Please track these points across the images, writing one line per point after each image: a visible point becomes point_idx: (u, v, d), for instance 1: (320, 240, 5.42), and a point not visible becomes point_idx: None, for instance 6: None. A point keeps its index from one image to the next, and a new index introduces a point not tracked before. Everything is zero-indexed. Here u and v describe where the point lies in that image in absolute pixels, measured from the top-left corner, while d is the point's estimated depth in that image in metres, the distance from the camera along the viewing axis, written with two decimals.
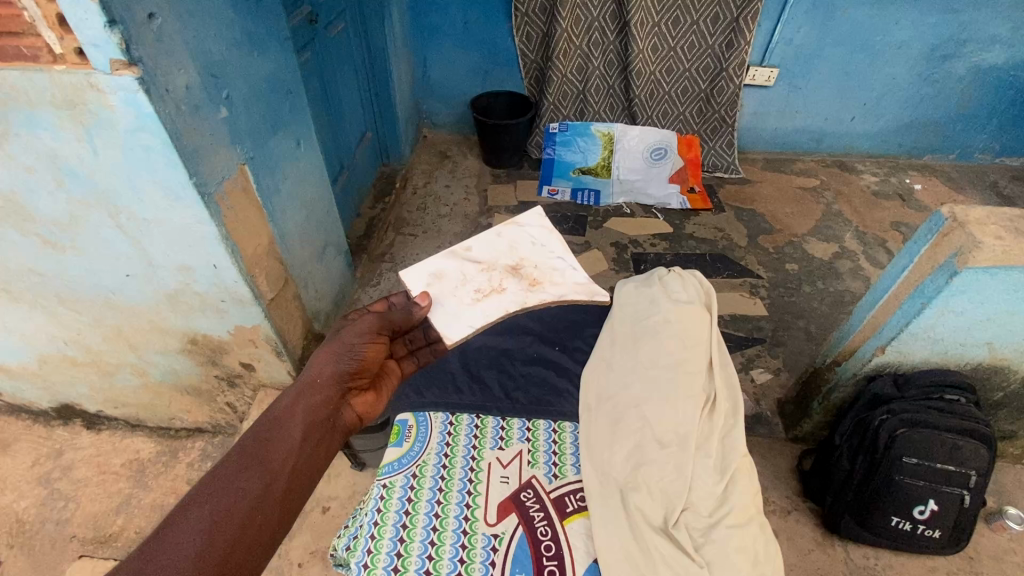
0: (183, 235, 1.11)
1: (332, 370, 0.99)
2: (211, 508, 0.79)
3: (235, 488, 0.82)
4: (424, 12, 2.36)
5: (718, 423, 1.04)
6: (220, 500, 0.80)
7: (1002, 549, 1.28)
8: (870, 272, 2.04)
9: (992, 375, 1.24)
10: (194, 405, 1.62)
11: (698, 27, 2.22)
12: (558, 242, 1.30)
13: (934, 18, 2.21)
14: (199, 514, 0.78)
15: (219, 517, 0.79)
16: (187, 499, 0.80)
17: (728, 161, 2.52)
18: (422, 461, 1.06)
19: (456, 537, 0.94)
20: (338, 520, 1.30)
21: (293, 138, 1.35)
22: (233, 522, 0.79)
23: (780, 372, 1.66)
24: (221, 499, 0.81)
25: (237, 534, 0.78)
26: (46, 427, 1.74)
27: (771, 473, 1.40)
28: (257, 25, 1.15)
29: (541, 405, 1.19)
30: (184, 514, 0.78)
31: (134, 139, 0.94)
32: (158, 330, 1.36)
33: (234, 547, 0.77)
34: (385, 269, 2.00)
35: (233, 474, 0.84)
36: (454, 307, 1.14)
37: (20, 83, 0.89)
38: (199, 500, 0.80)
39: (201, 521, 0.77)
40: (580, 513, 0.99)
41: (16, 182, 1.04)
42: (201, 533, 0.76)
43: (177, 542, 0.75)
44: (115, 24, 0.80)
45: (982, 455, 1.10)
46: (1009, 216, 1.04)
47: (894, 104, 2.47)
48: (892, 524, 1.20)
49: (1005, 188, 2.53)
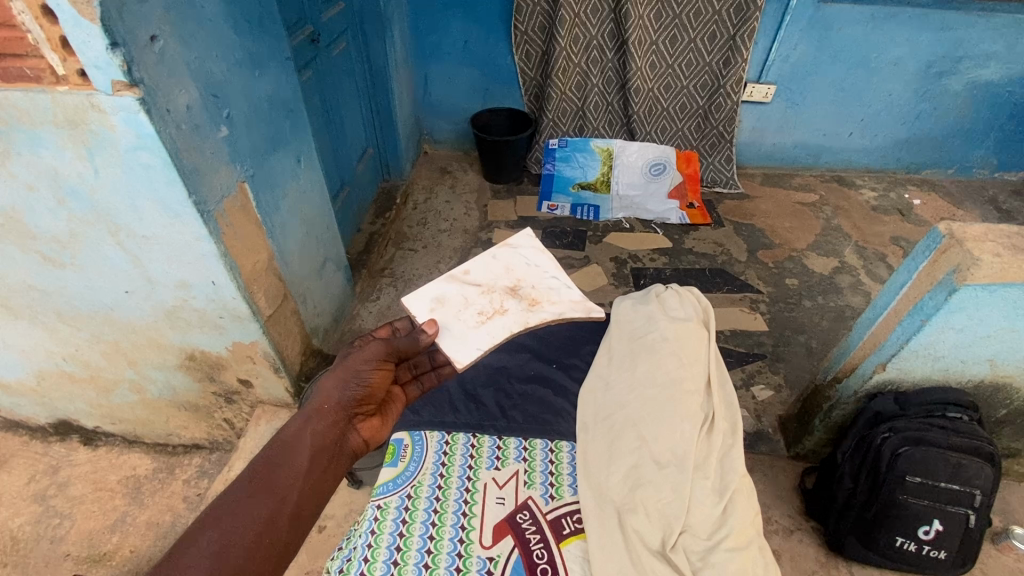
0: (182, 251, 1.11)
1: (340, 397, 0.99)
2: (220, 532, 0.79)
3: (243, 514, 0.82)
4: (425, 32, 2.39)
5: (717, 443, 1.03)
6: (228, 525, 0.80)
7: (1007, 569, 1.26)
8: (870, 287, 2.04)
9: (994, 392, 1.23)
10: (191, 421, 1.60)
11: (696, 45, 2.25)
12: (551, 261, 1.30)
13: (930, 36, 2.22)
14: (209, 538, 0.78)
15: (228, 541, 0.78)
16: (195, 524, 0.80)
17: (727, 177, 2.53)
18: (417, 482, 1.05)
19: (451, 559, 0.93)
20: (334, 539, 1.28)
21: (294, 156, 1.37)
22: (242, 545, 0.79)
23: (781, 389, 1.65)
24: (230, 524, 0.80)
25: (245, 559, 0.78)
26: (44, 443, 1.72)
27: (771, 492, 1.39)
28: (258, 46, 1.16)
29: (539, 424, 1.18)
30: (195, 538, 0.78)
31: (134, 157, 0.95)
32: (157, 346, 1.36)
33: (243, 569, 0.77)
34: (385, 283, 2.00)
35: (242, 499, 0.83)
36: (459, 330, 1.13)
37: (23, 103, 0.91)
38: (210, 524, 0.80)
39: (210, 545, 0.78)
40: (576, 536, 0.98)
41: (17, 200, 1.05)
42: (210, 556, 0.76)
43: (186, 566, 0.74)
44: (116, 46, 0.81)
45: (986, 473, 1.08)
46: (1007, 233, 1.03)
47: (893, 120, 2.49)
48: (897, 544, 1.17)
49: (1005, 203, 2.54)
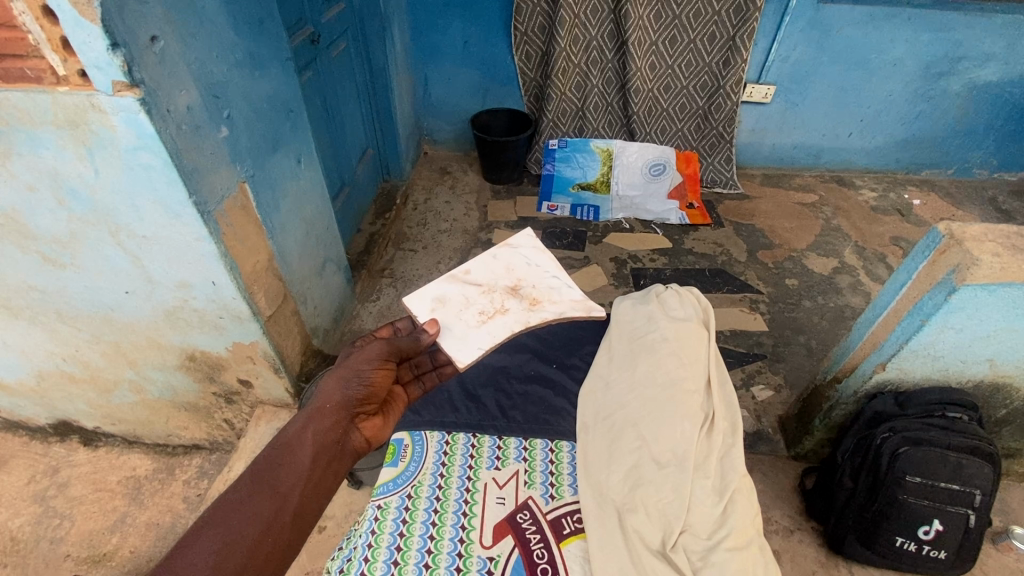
0: (182, 251, 1.11)
1: (341, 396, 0.99)
2: (222, 530, 0.79)
3: (246, 513, 0.82)
4: (424, 32, 2.39)
5: (717, 442, 1.03)
6: (230, 523, 0.80)
7: (1008, 569, 1.26)
8: (870, 287, 2.04)
9: (994, 392, 1.23)
10: (191, 421, 1.60)
11: (695, 46, 2.25)
12: (551, 261, 1.30)
13: (929, 37, 2.23)
14: (210, 537, 0.78)
15: (230, 540, 0.79)
16: (197, 523, 0.80)
17: (727, 177, 2.54)
18: (417, 482, 1.05)
19: (451, 559, 0.93)
20: (334, 539, 1.28)
21: (294, 156, 1.37)
22: (244, 544, 0.79)
23: (780, 389, 1.65)
24: (232, 523, 0.80)
25: (246, 558, 0.78)
26: (44, 444, 1.72)
27: (772, 492, 1.39)
28: (258, 46, 1.16)
29: (539, 424, 1.18)
30: (197, 537, 0.78)
31: (135, 158, 0.95)
32: (157, 347, 1.36)
33: (244, 568, 0.77)
34: (385, 284, 2.01)
35: (244, 498, 0.83)
36: (460, 330, 1.13)
37: (23, 104, 0.91)
38: (212, 522, 0.80)
39: (213, 544, 0.78)
40: (577, 535, 0.98)
41: (17, 200, 1.05)
42: (212, 555, 0.76)
43: (188, 565, 0.74)
44: (117, 47, 0.81)
45: (985, 473, 1.09)
46: (1007, 232, 1.03)
47: (892, 121, 2.49)
48: (896, 544, 1.17)
49: (1004, 203, 2.54)
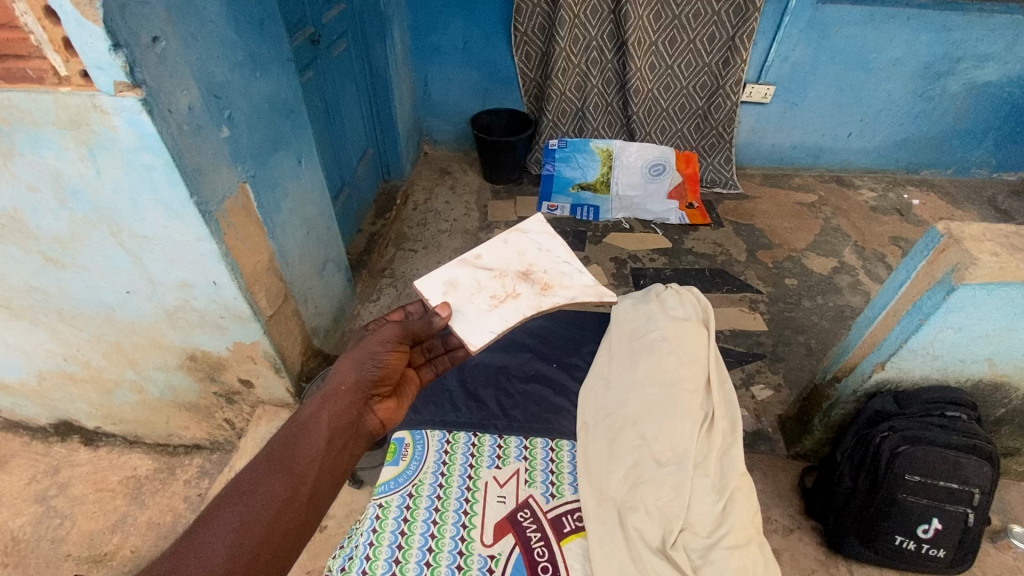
0: (183, 252, 1.11)
1: (356, 378, 0.98)
2: (240, 509, 0.80)
3: (263, 491, 0.82)
4: (425, 33, 2.40)
5: (716, 441, 1.03)
6: (249, 501, 0.81)
7: (1006, 567, 1.26)
8: (870, 287, 2.04)
9: (993, 391, 1.23)
10: (192, 421, 1.60)
11: (695, 46, 2.25)
12: (562, 247, 1.30)
13: (929, 36, 2.23)
14: (229, 515, 0.79)
15: (247, 518, 0.79)
16: (216, 501, 0.81)
17: (726, 177, 2.54)
18: (418, 480, 1.06)
19: (452, 557, 0.93)
20: (335, 539, 1.28)
21: (294, 156, 1.37)
22: (260, 524, 0.79)
23: (780, 389, 1.65)
24: (249, 501, 0.81)
25: (264, 536, 0.78)
26: (45, 443, 1.73)
27: (771, 491, 1.39)
28: (259, 47, 1.17)
29: (539, 423, 1.19)
30: (216, 514, 0.79)
31: (136, 158, 0.95)
32: (158, 346, 1.36)
33: (261, 546, 0.77)
34: (385, 283, 2.01)
35: (262, 476, 0.84)
36: (472, 313, 1.13)
37: (25, 105, 0.91)
38: (229, 502, 0.81)
39: (231, 522, 0.78)
40: (577, 534, 0.98)
41: (19, 201, 1.05)
42: (229, 534, 0.77)
43: (207, 542, 0.75)
44: (119, 48, 0.81)
45: (985, 472, 1.09)
46: (1005, 232, 1.03)
47: (892, 120, 2.49)
48: (896, 542, 1.18)
49: (1003, 203, 2.54)
